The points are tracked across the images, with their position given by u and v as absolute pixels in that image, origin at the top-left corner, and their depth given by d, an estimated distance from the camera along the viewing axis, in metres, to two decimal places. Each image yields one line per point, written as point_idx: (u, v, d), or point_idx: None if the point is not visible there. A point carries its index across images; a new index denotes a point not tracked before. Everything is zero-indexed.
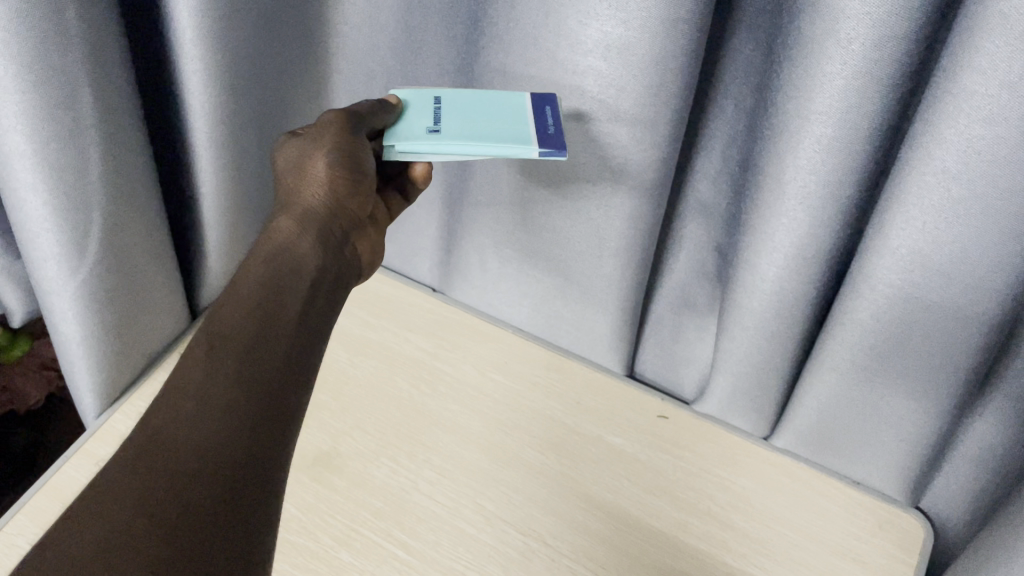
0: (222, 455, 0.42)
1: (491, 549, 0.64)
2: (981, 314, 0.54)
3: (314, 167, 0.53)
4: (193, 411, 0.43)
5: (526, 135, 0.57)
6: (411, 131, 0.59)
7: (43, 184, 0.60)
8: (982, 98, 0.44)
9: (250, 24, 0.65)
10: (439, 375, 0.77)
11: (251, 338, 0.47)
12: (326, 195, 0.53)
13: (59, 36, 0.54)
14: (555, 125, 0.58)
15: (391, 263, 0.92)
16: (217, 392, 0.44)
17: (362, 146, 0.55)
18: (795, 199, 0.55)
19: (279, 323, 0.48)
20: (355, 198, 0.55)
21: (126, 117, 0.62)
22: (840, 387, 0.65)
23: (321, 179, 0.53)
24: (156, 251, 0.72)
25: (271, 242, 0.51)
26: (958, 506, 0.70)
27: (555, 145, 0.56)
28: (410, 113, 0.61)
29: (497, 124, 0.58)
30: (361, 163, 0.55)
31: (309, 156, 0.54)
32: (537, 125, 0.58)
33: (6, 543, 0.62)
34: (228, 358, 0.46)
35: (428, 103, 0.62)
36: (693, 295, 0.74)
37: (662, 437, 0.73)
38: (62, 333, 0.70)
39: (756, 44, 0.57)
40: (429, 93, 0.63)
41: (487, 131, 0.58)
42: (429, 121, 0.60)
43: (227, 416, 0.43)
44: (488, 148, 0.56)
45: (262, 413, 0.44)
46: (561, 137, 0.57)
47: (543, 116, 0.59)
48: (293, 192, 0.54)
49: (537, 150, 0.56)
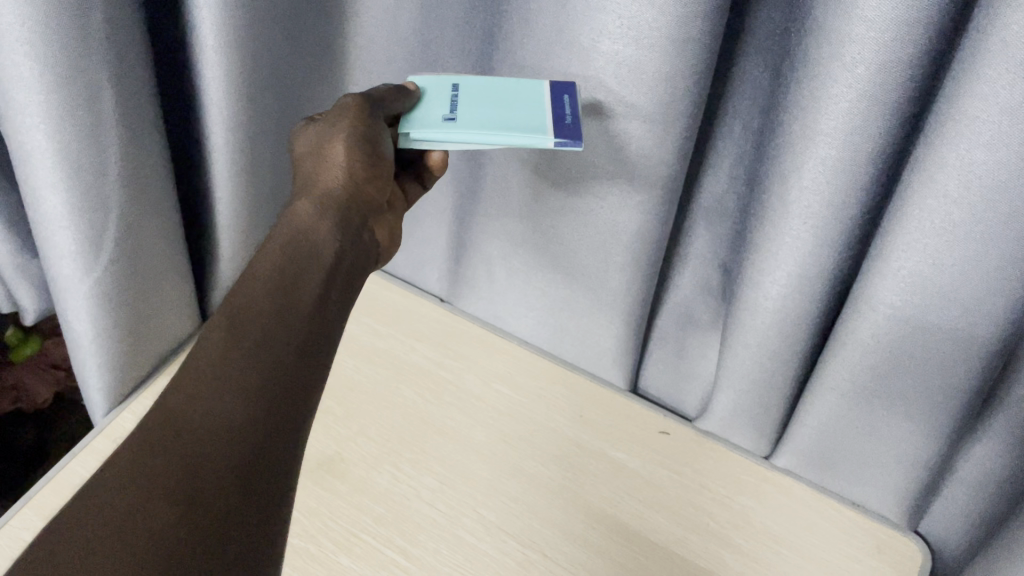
0: (230, 455, 0.42)
1: (489, 558, 0.65)
2: (981, 337, 0.54)
3: (333, 150, 0.54)
4: (211, 387, 0.44)
5: (541, 125, 0.58)
6: (428, 121, 0.60)
7: (63, 183, 0.61)
8: (983, 124, 0.45)
9: (268, 33, 0.67)
10: (446, 386, 0.78)
11: (261, 336, 0.46)
12: (345, 178, 0.54)
13: (85, 40, 0.55)
14: (572, 115, 0.58)
15: (401, 272, 0.93)
16: (234, 393, 0.44)
17: (379, 133, 0.57)
18: (800, 218, 0.55)
19: (295, 310, 0.48)
20: (372, 181, 0.55)
21: (146, 120, 0.64)
22: (841, 407, 0.65)
23: (339, 164, 0.54)
24: (169, 252, 0.74)
25: (287, 230, 0.51)
26: (957, 531, 0.70)
27: (571, 136, 0.57)
28: (429, 100, 0.63)
29: (513, 115, 0.59)
30: (378, 149, 0.56)
31: (327, 140, 0.55)
32: (554, 112, 0.59)
33: (11, 536, 0.63)
34: (242, 354, 0.45)
35: (446, 92, 0.63)
36: (698, 312, 0.75)
37: (664, 454, 0.74)
38: (75, 331, 0.71)
39: (765, 66, 0.58)
40: (448, 82, 0.64)
41: (502, 123, 0.59)
42: (446, 111, 0.61)
43: (239, 416, 0.44)
44: (502, 137, 0.57)
45: (270, 413, 0.44)
46: (577, 127, 0.58)
47: (561, 104, 0.59)
48: (313, 175, 0.54)
49: (552, 139, 0.57)
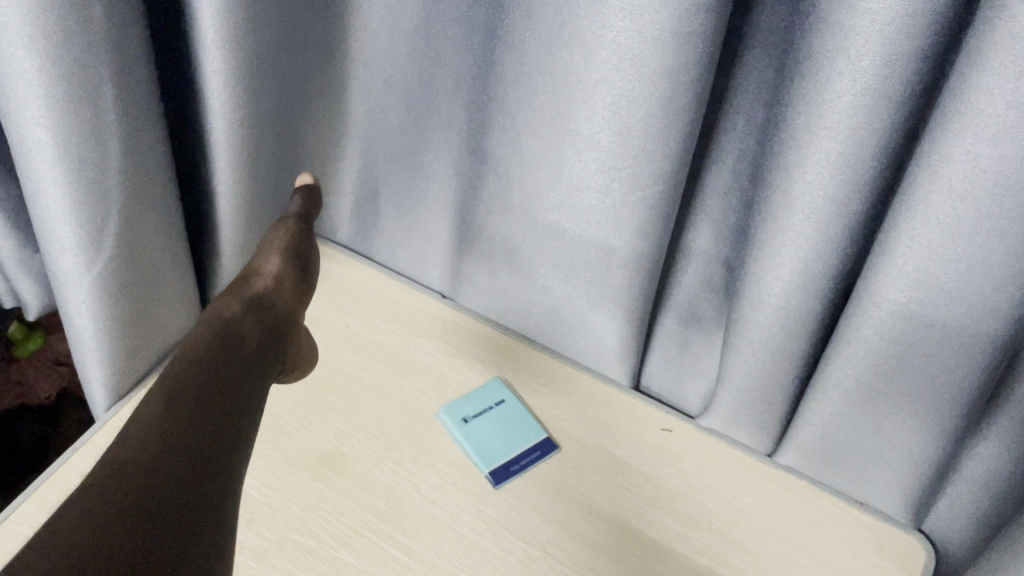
0: (162, 501, 0.46)
1: (490, 555, 0.65)
2: (986, 334, 0.53)
3: (269, 262, 0.69)
4: (153, 439, 0.49)
5: (496, 459, 0.71)
6: (457, 408, 0.74)
7: (62, 177, 0.61)
8: (989, 117, 0.45)
9: (269, 27, 0.67)
10: (448, 382, 0.78)
11: (194, 405, 0.52)
12: (274, 283, 0.67)
13: (85, 32, 0.55)
14: (519, 465, 0.71)
15: (403, 269, 0.93)
16: (164, 448, 0.49)
17: (309, 249, 0.72)
18: (804, 214, 0.55)
19: (229, 382, 0.55)
20: (296, 292, 0.69)
21: (146, 114, 0.63)
22: (844, 404, 0.64)
23: (268, 280, 0.67)
24: (170, 247, 0.73)
25: (216, 317, 0.61)
26: (961, 530, 0.70)
27: (499, 478, 0.69)
28: (475, 396, 0.76)
29: (497, 437, 0.72)
30: (307, 268, 0.71)
31: (264, 255, 0.70)
32: (507, 460, 0.71)
33: (11, 531, 0.63)
34: (175, 415, 0.51)
35: (490, 400, 0.75)
36: (700, 308, 0.75)
37: (666, 451, 0.73)
38: (76, 325, 0.71)
39: (769, 61, 0.58)
40: (501, 393, 0.76)
41: (483, 439, 0.72)
42: (472, 412, 0.74)
43: (167, 465, 0.48)
44: (468, 442, 0.72)
45: (207, 457, 0.50)
46: (514, 477, 0.70)
47: (526, 454, 0.71)
48: (245, 277, 0.67)
49: (489, 468, 0.70)
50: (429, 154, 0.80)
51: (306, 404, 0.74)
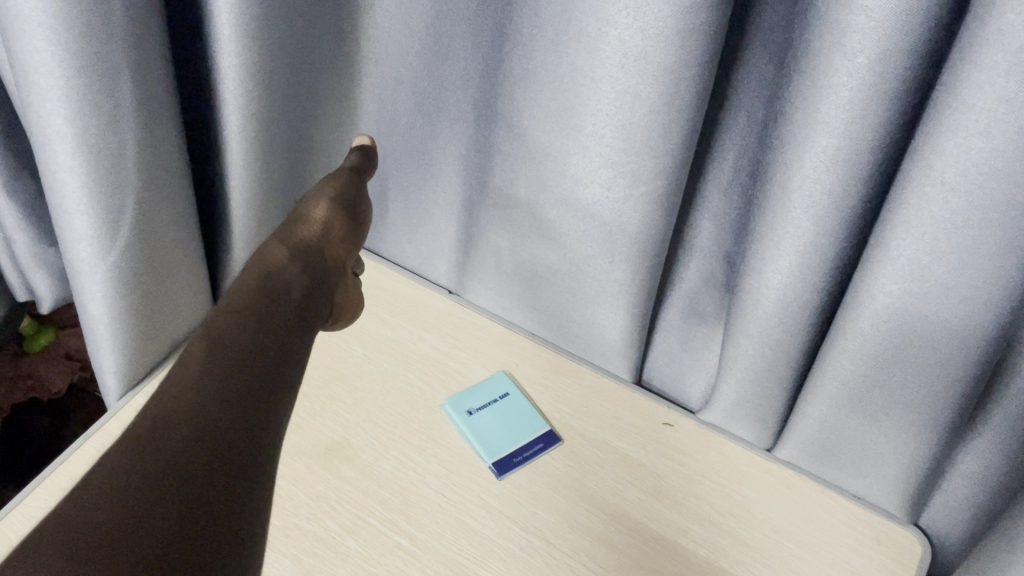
0: (201, 475, 0.45)
1: (493, 544, 0.66)
2: (980, 328, 0.55)
3: (316, 212, 0.69)
4: (191, 397, 0.49)
5: (499, 450, 0.72)
6: (462, 401, 0.76)
7: (81, 167, 0.63)
8: (980, 112, 0.46)
9: (282, 23, 0.68)
10: (451, 373, 0.79)
11: (234, 363, 0.51)
12: (320, 230, 0.68)
13: (106, 26, 0.57)
14: (523, 456, 0.72)
15: (410, 264, 0.94)
16: (204, 417, 0.48)
17: (358, 203, 0.71)
18: (801, 208, 0.56)
19: (267, 336, 0.55)
20: (343, 241, 0.70)
21: (163, 107, 0.65)
22: (843, 398, 0.65)
23: (315, 228, 0.68)
24: (183, 239, 0.75)
25: (262, 267, 0.61)
26: (957, 523, 0.71)
27: (504, 468, 0.71)
28: (480, 388, 0.77)
29: (500, 428, 0.74)
30: (355, 221, 0.71)
31: (311, 204, 0.69)
32: (511, 451, 0.72)
33: (25, 514, 0.64)
34: (220, 377, 0.50)
35: (494, 392, 0.77)
36: (702, 303, 0.76)
37: (668, 445, 0.74)
38: (91, 315, 0.73)
39: (769, 57, 0.59)
40: (504, 386, 0.77)
41: (486, 429, 0.73)
42: (476, 404, 0.75)
43: (209, 434, 0.47)
44: (472, 433, 0.73)
45: (248, 426, 0.49)
46: (518, 467, 0.71)
47: (529, 446, 0.73)
48: (292, 223, 0.68)
49: (492, 459, 0.71)
50: (438, 150, 0.81)
51: (314, 395, 0.76)
